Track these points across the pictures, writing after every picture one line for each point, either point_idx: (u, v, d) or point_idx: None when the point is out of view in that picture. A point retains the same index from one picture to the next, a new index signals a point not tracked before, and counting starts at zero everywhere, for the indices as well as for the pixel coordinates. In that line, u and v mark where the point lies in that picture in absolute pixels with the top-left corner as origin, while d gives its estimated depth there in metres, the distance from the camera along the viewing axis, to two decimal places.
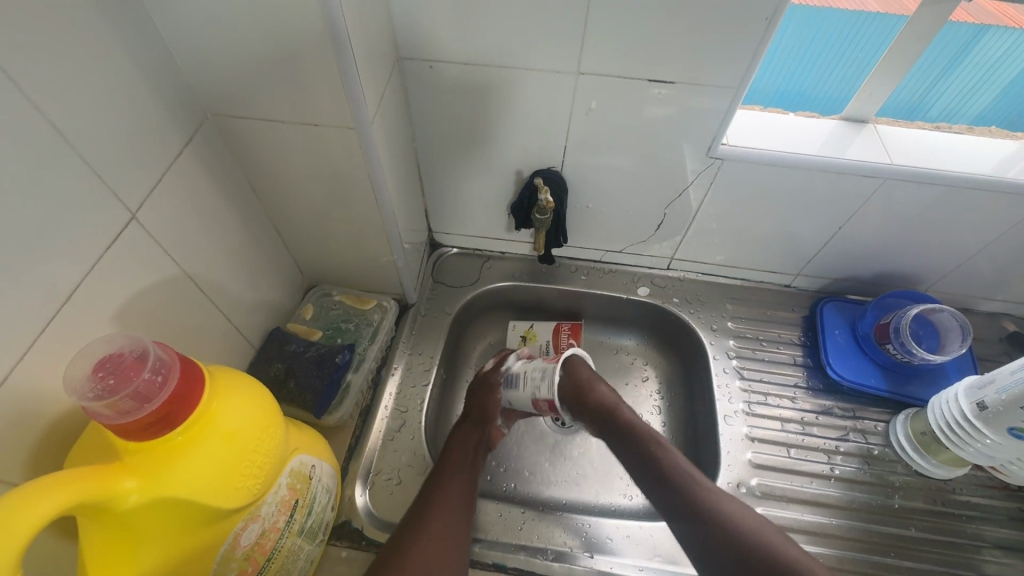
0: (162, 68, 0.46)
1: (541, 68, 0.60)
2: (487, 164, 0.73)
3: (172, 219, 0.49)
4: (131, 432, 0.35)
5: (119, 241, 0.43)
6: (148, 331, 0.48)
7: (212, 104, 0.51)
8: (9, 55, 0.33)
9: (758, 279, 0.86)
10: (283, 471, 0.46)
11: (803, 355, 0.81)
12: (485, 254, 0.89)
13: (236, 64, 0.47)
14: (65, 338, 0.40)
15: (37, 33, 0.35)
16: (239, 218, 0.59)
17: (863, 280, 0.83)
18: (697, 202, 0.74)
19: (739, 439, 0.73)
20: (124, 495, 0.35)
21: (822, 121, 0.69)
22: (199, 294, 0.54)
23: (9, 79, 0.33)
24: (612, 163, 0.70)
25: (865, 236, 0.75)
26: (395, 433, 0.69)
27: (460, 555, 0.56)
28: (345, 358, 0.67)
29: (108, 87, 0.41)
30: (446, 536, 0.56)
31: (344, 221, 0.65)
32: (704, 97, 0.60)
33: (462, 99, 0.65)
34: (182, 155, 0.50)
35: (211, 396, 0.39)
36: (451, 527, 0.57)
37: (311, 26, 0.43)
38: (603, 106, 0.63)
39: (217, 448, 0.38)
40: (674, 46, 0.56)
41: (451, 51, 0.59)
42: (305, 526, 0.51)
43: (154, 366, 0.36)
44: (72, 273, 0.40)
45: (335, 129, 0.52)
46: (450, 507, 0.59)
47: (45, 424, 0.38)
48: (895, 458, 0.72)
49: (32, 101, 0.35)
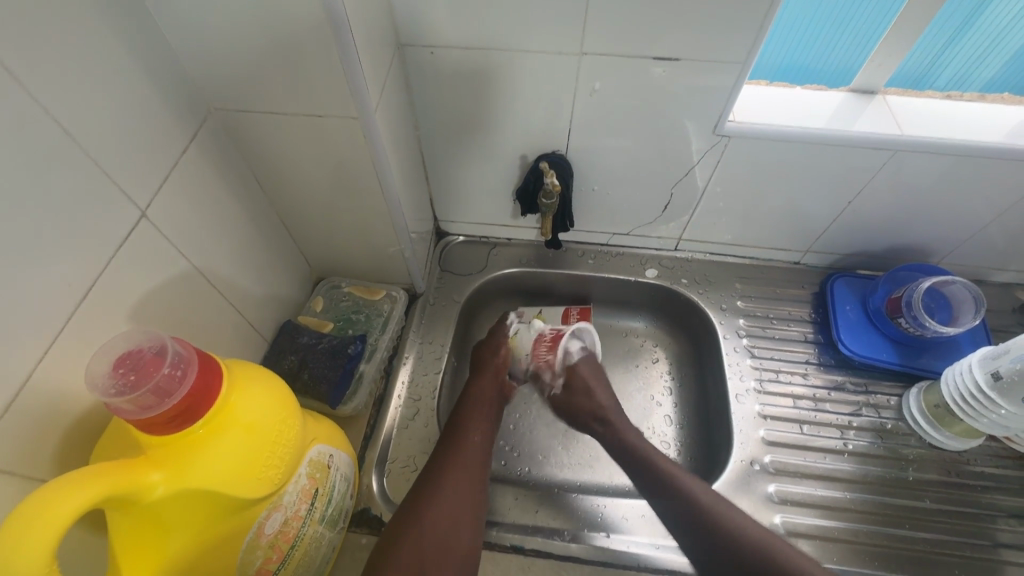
0: (163, 63, 0.46)
1: (543, 49, 0.59)
2: (491, 149, 0.72)
3: (180, 215, 0.49)
4: (153, 426, 0.35)
5: (130, 239, 0.44)
6: (164, 327, 0.48)
7: (214, 99, 0.51)
8: (14, 57, 0.33)
9: (767, 257, 0.86)
10: (302, 461, 0.47)
11: (813, 332, 0.80)
12: (492, 241, 0.89)
13: (236, 57, 0.47)
14: (84, 336, 0.40)
15: (39, 33, 0.35)
16: (246, 212, 0.60)
17: (873, 254, 0.82)
18: (704, 181, 0.74)
19: (751, 417, 0.73)
20: (150, 488, 0.35)
21: (830, 94, 0.68)
22: (211, 290, 0.55)
23: (16, 81, 0.33)
24: (617, 145, 0.69)
25: (876, 210, 0.74)
26: (409, 421, 0.70)
27: (478, 516, 0.57)
28: (358, 349, 0.68)
29: (112, 84, 0.41)
30: (466, 496, 0.57)
31: (351, 212, 0.65)
32: (710, 74, 0.59)
33: (464, 84, 0.64)
34: (188, 151, 0.50)
35: (230, 389, 0.40)
36: (471, 488, 0.58)
37: (311, 16, 0.43)
38: (606, 87, 0.62)
39: (238, 439, 0.39)
40: (680, 21, 0.54)
41: (451, 35, 0.59)
42: (325, 515, 0.52)
43: (173, 360, 0.37)
44: (87, 272, 0.40)
45: (338, 119, 0.52)
46: (463, 471, 0.59)
47: (68, 422, 0.39)
48: (908, 431, 0.72)
49: (37, 100, 0.35)
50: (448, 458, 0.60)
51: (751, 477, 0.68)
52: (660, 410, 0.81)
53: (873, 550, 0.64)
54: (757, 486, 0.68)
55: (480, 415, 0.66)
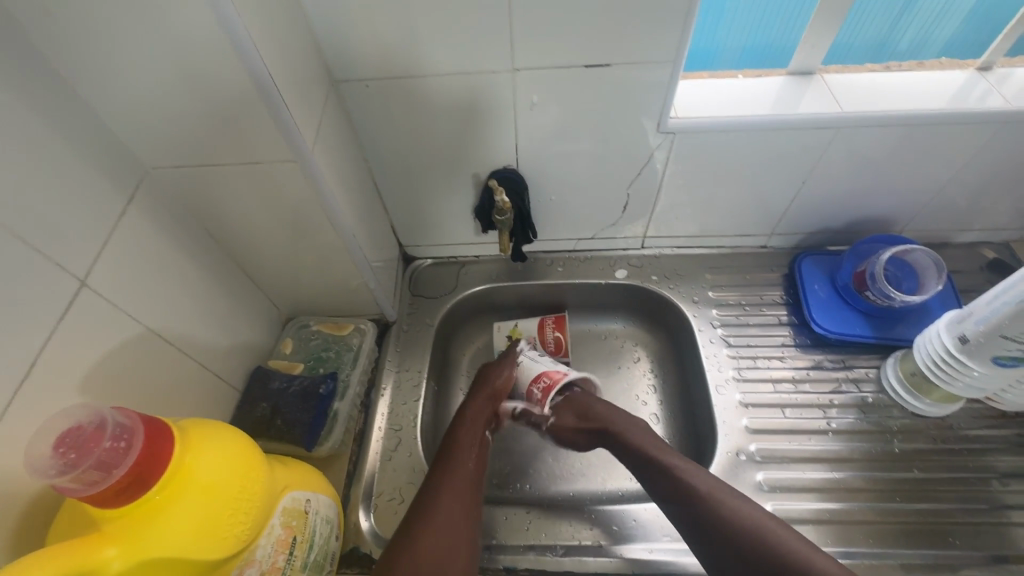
0: (90, 132, 0.46)
1: (477, 69, 0.59)
2: (444, 172, 0.73)
3: (127, 279, 0.49)
4: (104, 499, 0.35)
5: (72, 311, 0.43)
6: (119, 393, 0.48)
7: (148, 158, 0.51)
8: None
9: (735, 244, 0.86)
10: (274, 511, 0.46)
11: (787, 313, 0.80)
12: (460, 260, 0.88)
13: (164, 116, 0.47)
14: (28, 417, 0.40)
15: None
16: (200, 265, 0.59)
17: (836, 229, 0.83)
18: (661, 174, 0.73)
19: (733, 407, 0.73)
20: (106, 564, 0.35)
21: (769, 79, 0.69)
22: (170, 349, 0.54)
23: None
24: (567, 153, 0.70)
25: (832, 186, 0.75)
26: (392, 453, 0.69)
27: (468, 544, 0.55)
28: (329, 388, 0.68)
29: (33, 158, 0.40)
30: (456, 525, 0.56)
31: (306, 251, 0.64)
32: (644, 74, 0.60)
33: (405, 111, 0.64)
34: (126, 214, 0.49)
35: (183, 449, 0.39)
36: (461, 511, 0.57)
37: (231, 69, 0.43)
38: (545, 99, 0.63)
39: (197, 502, 0.38)
40: (605, 25, 0.55)
41: (383, 66, 0.59)
42: (308, 561, 0.51)
43: (114, 432, 0.36)
44: (26, 353, 0.39)
45: (276, 164, 0.52)
46: (456, 491, 0.58)
47: (22, 505, 0.39)
48: (890, 402, 0.72)
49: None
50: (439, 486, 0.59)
51: (739, 468, 0.68)
52: (647, 409, 0.81)
53: (870, 527, 0.64)
54: (746, 476, 0.67)
55: (475, 439, 0.65)
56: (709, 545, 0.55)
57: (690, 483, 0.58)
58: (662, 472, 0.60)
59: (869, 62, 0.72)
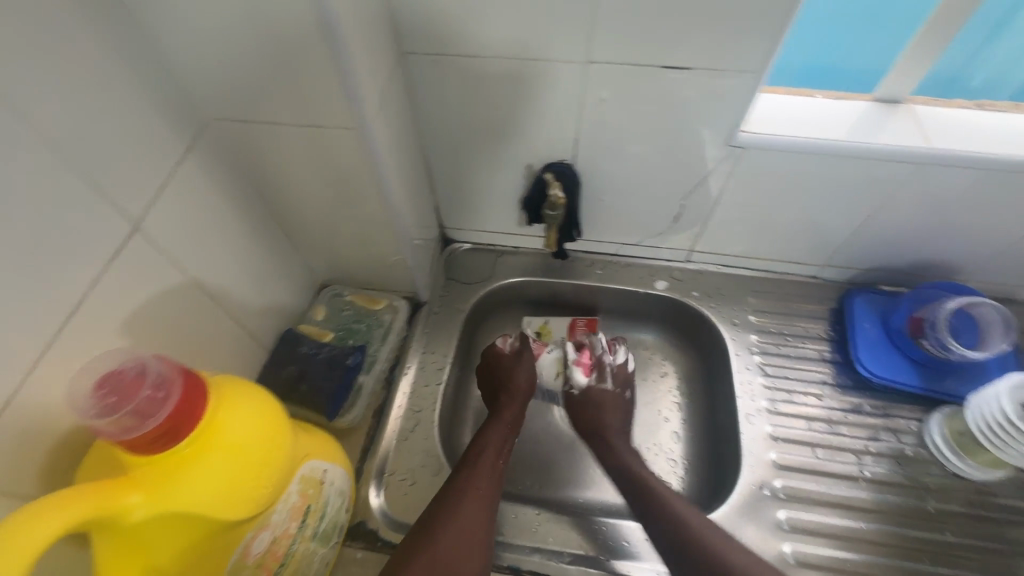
0: (159, 77, 0.45)
1: (546, 57, 0.57)
2: (497, 158, 0.71)
3: (177, 228, 0.49)
4: (135, 446, 0.35)
5: (122, 252, 0.43)
6: (156, 340, 0.48)
7: (213, 109, 0.51)
8: (8, 79, 0.33)
9: (783, 270, 0.82)
10: (293, 478, 0.46)
11: (830, 350, 0.77)
12: (497, 249, 0.87)
13: (233, 68, 0.46)
14: (71, 352, 0.40)
15: (38, 55, 0.35)
16: (245, 221, 0.59)
17: (895, 269, 0.78)
18: (719, 190, 0.70)
19: (761, 439, 0.70)
20: (130, 509, 0.35)
21: (851, 103, 0.65)
22: (208, 301, 0.54)
23: (10, 104, 0.34)
24: (626, 155, 0.67)
25: (900, 224, 0.71)
26: (409, 433, 0.69)
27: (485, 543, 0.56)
28: (357, 360, 0.67)
29: (101, 97, 0.40)
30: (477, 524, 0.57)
31: (351, 221, 0.64)
32: (722, 83, 0.57)
33: (468, 91, 0.62)
34: (183, 163, 0.49)
35: (216, 406, 0.39)
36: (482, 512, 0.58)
37: (305, 27, 0.42)
38: (614, 97, 0.60)
39: (223, 460, 0.38)
40: (693, 23, 0.52)
41: (455, 43, 0.57)
42: (317, 530, 0.51)
43: (149, 391, 0.35)
44: (73, 291, 0.39)
45: (336, 131, 0.51)
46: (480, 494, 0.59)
47: (56, 437, 0.39)
48: (930, 459, 0.68)
49: (10, 106, 0.34)
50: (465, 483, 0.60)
51: (760, 503, 0.66)
52: (668, 426, 0.79)
53: None
54: (767, 512, 0.65)
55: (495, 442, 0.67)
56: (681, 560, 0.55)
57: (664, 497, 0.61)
58: (646, 493, 0.63)
59: (941, 93, 0.69)
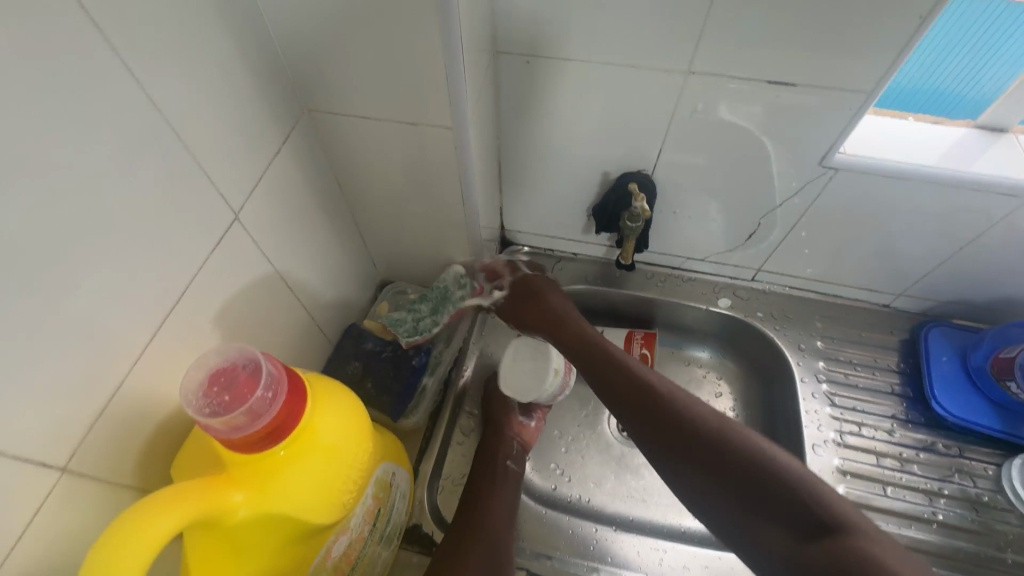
0: (268, 65, 0.45)
1: (644, 63, 0.55)
2: (572, 163, 0.69)
3: (268, 218, 0.48)
4: (239, 444, 0.34)
5: (222, 242, 0.43)
6: (242, 331, 0.48)
7: (309, 100, 0.50)
8: (141, 64, 0.33)
9: (854, 297, 0.79)
10: (371, 481, 0.45)
11: (901, 384, 0.74)
12: (557, 255, 0.85)
13: (339, 62, 0.45)
14: (172, 341, 0.40)
15: (169, 41, 0.34)
16: (324, 214, 0.58)
17: (977, 305, 0.75)
18: (801, 210, 0.68)
19: (828, 472, 0.68)
20: (233, 509, 0.34)
21: (950, 129, 0.62)
22: (287, 293, 0.54)
23: (141, 89, 0.33)
24: (710, 168, 0.65)
25: (993, 258, 0.67)
26: (465, 437, 0.69)
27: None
28: (422, 361, 0.66)
29: (218, 83, 0.39)
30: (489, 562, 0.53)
31: (425, 218, 0.63)
32: (829, 100, 0.54)
33: (555, 93, 0.61)
34: (279, 153, 0.48)
35: (313, 407, 0.38)
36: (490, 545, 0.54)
37: (423, 22, 0.41)
38: (708, 108, 0.58)
39: (318, 463, 0.38)
40: (809, 37, 0.49)
41: (551, 44, 0.55)
42: (384, 534, 0.51)
43: (262, 390, 0.35)
44: (179, 278, 0.39)
45: (431, 129, 0.50)
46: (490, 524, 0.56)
47: (155, 427, 0.39)
48: (1008, 506, 0.65)
49: (141, 89, 0.33)
50: (474, 517, 0.56)
51: None
52: None
53: None
54: None
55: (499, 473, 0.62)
56: (720, 489, 0.45)
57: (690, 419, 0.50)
58: (651, 404, 0.52)
59: None
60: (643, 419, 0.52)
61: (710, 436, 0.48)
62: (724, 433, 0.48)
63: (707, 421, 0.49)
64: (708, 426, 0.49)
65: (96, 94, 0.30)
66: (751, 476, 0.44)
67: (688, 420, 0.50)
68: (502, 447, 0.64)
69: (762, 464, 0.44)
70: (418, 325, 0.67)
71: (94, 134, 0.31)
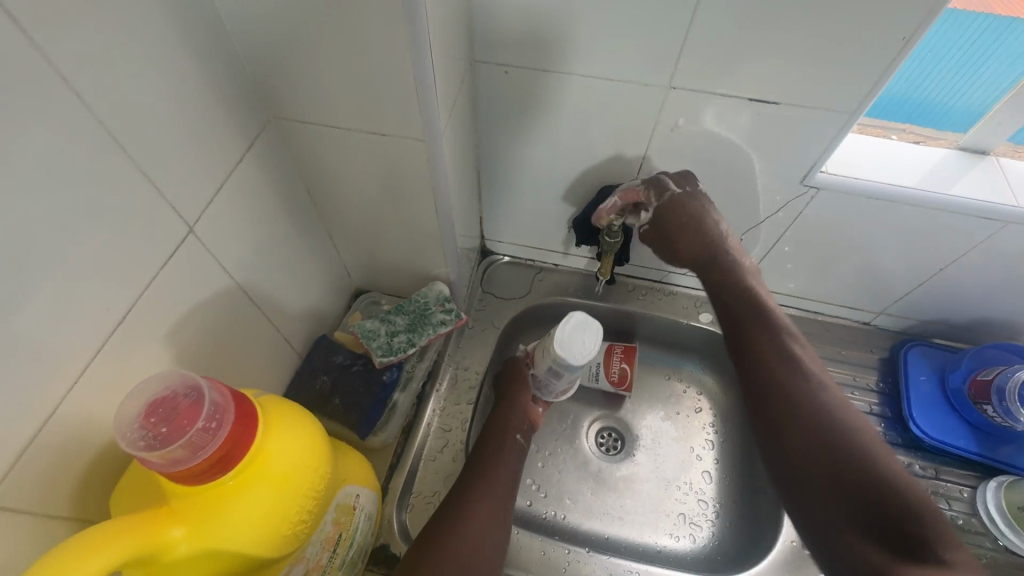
0: (229, 73, 0.43)
1: (625, 77, 0.54)
2: (553, 175, 0.68)
3: (229, 230, 0.46)
4: (180, 478, 0.32)
5: (175, 256, 0.41)
6: (199, 348, 0.46)
7: (275, 108, 0.48)
8: (84, 74, 0.31)
9: (834, 314, 0.79)
10: (330, 506, 0.43)
11: (879, 404, 0.73)
12: (538, 265, 0.84)
13: (306, 70, 0.44)
14: (115, 362, 0.37)
15: (115, 49, 0.32)
16: (293, 223, 0.56)
17: (955, 325, 0.74)
18: (783, 228, 0.67)
19: None
20: (172, 545, 0.32)
21: (930, 149, 0.62)
22: (250, 306, 0.52)
23: (82, 99, 0.31)
24: (691, 183, 0.64)
25: (972, 279, 0.67)
26: (437, 453, 0.67)
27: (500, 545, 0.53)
28: (393, 377, 0.64)
29: (172, 91, 0.38)
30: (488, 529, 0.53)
31: (400, 229, 0.61)
32: (811, 118, 0.53)
33: (535, 104, 0.59)
34: (241, 163, 0.46)
35: (264, 434, 0.37)
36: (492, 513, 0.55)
37: (391, 32, 0.39)
38: (690, 123, 0.57)
39: (267, 493, 0.36)
40: (792, 56, 0.49)
41: (531, 55, 0.54)
42: (345, 559, 0.49)
43: (210, 412, 0.33)
44: (126, 296, 0.37)
45: (402, 140, 0.48)
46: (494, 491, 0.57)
47: (93, 455, 0.37)
48: (983, 530, 0.64)
49: (84, 99, 0.31)
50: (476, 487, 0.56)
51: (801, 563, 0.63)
52: (699, 465, 0.77)
53: None
54: None
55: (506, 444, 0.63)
56: (838, 506, 0.43)
57: (820, 427, 0.47)
58: (782, 395, 0.50)
59: None
60: (776, 426, 0.49)
61: (827, 445, 0.45)
62: (830, 461, 0.45)
63: (846, 428, 0.46)
64: (814, 402, 0.49)
65: (32, 105, 0.29)
66: (867, 482, 0.42)
67: (829, 431, 0.46)
68: (517, 418, 0.66)
69: (868, 468, 0.43)
70: (392, 345, 0.64)
71: (26, 147, 0.29)
